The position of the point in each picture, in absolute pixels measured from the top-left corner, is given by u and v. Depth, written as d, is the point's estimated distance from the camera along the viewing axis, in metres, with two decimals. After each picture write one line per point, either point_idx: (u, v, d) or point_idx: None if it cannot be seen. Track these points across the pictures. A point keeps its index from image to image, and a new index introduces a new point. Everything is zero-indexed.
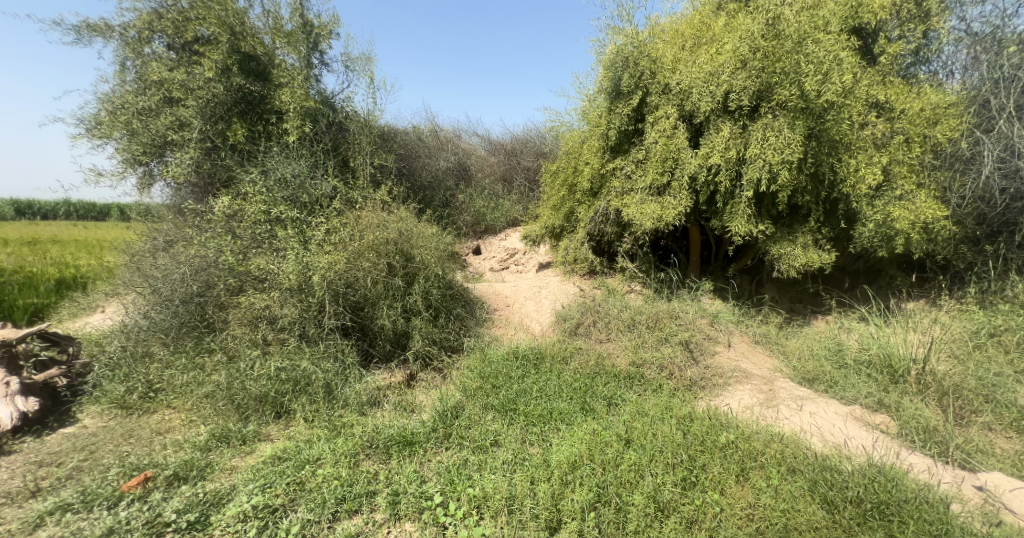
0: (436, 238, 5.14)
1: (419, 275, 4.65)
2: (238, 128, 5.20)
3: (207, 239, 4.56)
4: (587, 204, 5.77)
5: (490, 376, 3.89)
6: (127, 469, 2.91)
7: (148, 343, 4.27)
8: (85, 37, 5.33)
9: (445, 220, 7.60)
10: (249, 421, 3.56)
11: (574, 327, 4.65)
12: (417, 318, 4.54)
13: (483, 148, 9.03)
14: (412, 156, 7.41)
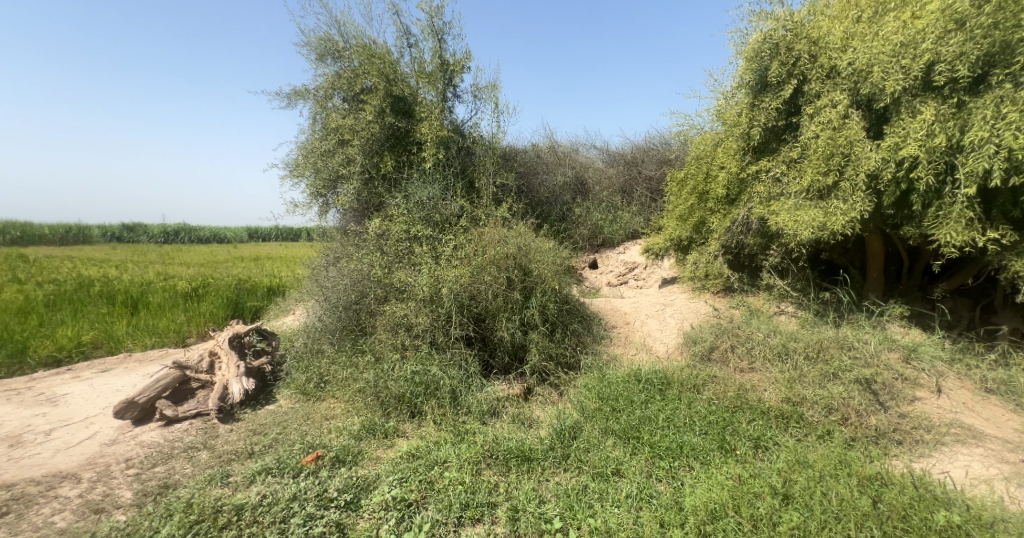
0: (553, 253, 5.23)
1: (535, 290, 4.73)
2: (389, 159, 5.86)
3: (363, 255, 5.19)
4: (722, 212, 5.36)
5: (610, 399, 3.74)
6: (306, 446, 3.45)
7: (321, 342, 5.03)
8: (290, 100, 6.56)
9: (563, 234, 7.67)
10: (390, 416, 3.92)
11: (709, 351, 4.32)
12: (534, 332, 4.59)
13: (601, 160, 8.98)
14: (531, 173, 7.60)
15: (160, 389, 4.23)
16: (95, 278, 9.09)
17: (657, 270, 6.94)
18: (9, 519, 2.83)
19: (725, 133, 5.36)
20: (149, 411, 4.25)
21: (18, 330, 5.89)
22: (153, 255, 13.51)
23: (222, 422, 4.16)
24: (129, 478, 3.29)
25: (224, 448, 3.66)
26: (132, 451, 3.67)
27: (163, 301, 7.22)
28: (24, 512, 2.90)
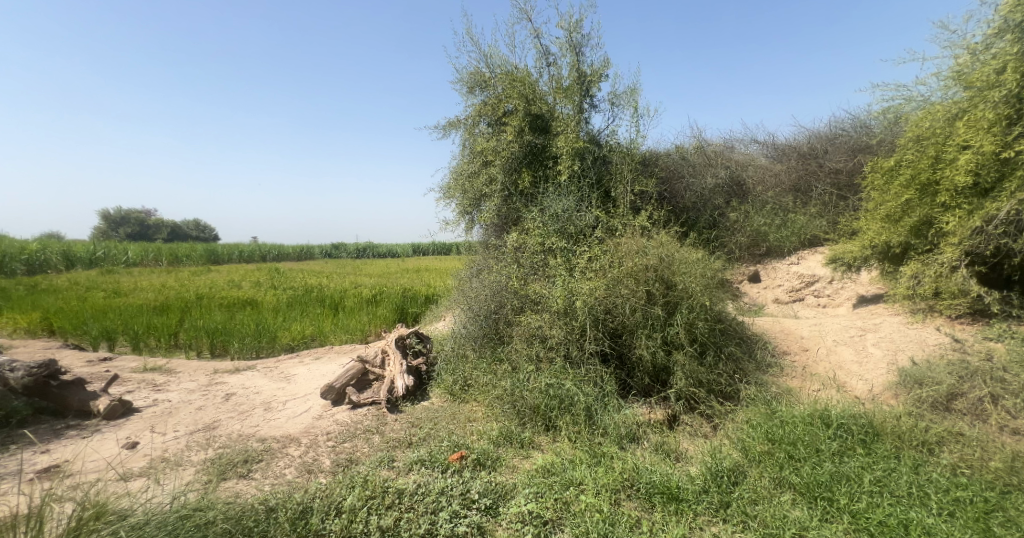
0: (703, 264, 4.79)
1: (680, 305, 4.36)
2: (526, 175, 6.04)
3: (501, 268, 5.40)
4: (967, 210, 4.26)
5: (785, 442, 3.20)
6: (453, 445, 3.66)
7: (463, 348, 5.30)
8: (444, 130, 7.22)
9: (714, 244, 6.96)
10: (526, 427, 3.96)
11: (949, 400, 3.50)
12: (679, 352, 4.22)
13: (764, 156, 8.02)
14: (674, 177, 7.01)
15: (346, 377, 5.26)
16: (313, 289, 11.96)
17: (848, 286, 6.02)
18: (262, 465, 3.82)
19: (970, 101, 4.33)
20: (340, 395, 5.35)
21: (271, 322, 8.27)
22: (354, 271, 16.87)
23: (389, 410, 4.93)
24: (328, 447, 4.15)
25: (391, 434, 4.28)
26: (331, 426, 4.62)
27: (354, 307, 9.50)
28: (269, 462, 3.88)
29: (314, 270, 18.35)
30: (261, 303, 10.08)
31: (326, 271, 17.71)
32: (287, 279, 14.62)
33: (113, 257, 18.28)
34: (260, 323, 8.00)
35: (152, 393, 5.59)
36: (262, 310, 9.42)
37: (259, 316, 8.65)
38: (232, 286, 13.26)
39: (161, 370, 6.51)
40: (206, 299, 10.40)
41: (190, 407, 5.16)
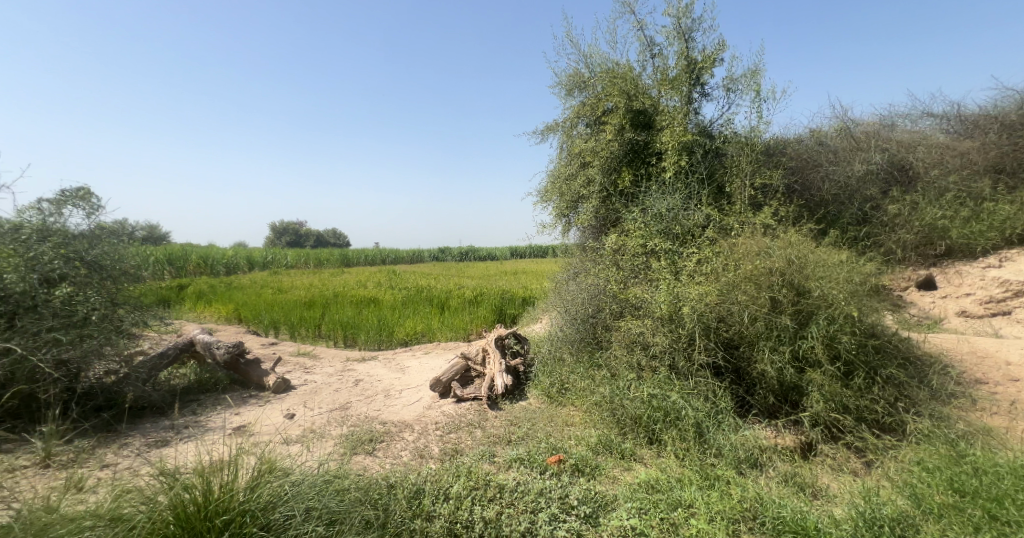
0: (848, 268, 4.14)
1: (816, 315, 3.80)
2: (626, 174, 5.79)
3: (599, 270, 5.26)
4: None
5: (984, 499, 2.51)
6: (550, 448, 3.62)
7: (560, 352, 5.26)
8: (542, 135, 7.21)
9: (864, 244, 6.02)
10: (626, 437, 3.77)
11: None
12: (815, 371, 3.69)
13: (940, 134, 6.71)
14: (808, 168, 6.26)
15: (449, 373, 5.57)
16: (424, 289, 12.79)
17: None
18: (384, 446, 4.26)
19: None
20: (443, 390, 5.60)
21: (391, 318, 9.09)
22: (458, 274, 17.91)
23: (490, 407, 5.02)
24: (436, 436, 4.42)
25: (492, 430, 4.39)
26: (440, 417, 4.89)
27: (460, 307, 9.97)
28: (389, 444, 4.32)
29: (424, 272, 19.55)
30: (382, 301, 11.08)
31: (435, 273, 18.83)
32: (402, 280, 15.84)
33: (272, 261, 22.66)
34: (382, 319, 8.87)
35: (303, 374, 6.75)
36: (382, 306, 10.41)
37: (380, 312, 9.53)
38: (360, 285, 14.81)
39: (310, 354, 7.75)
40: (339, 297, 11.76)
41: (330, 388, 6.16)
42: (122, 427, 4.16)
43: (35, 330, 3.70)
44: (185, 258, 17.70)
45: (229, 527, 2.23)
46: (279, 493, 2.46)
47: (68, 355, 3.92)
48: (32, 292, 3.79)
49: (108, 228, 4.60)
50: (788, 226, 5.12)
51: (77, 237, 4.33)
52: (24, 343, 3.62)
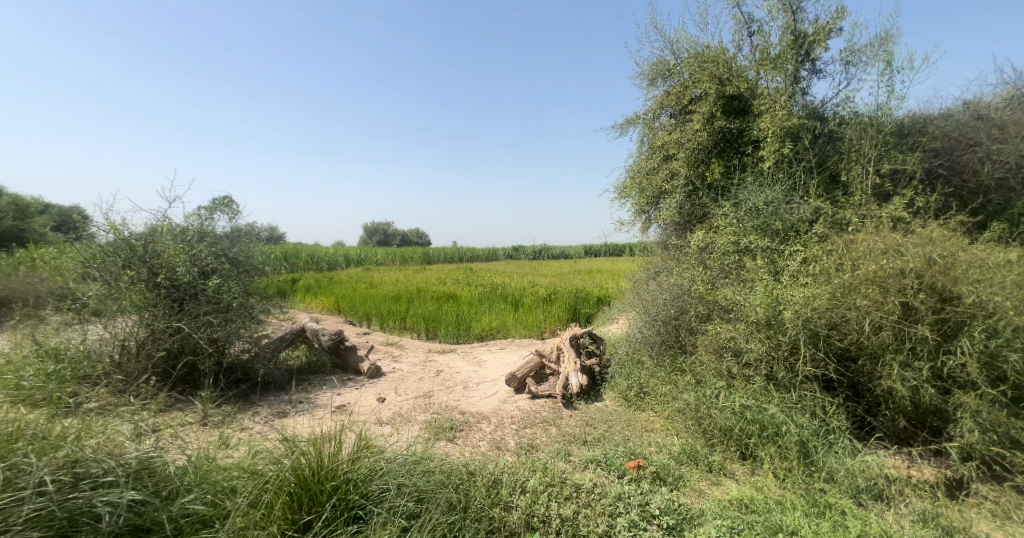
0: (1013, 266, 3.43)
1: (970, 328, 3.23)
2: (716, 165, 5.39)
3: (683, 270, 4.98)
4: None
5: None
6: (628, 452, 3.48)
7: (639, 354, 4.96)
8: (621, 129, 6.93)
9: None
10: (715, 449, 3.50)
11: None
12: (968, 395, 3.15)
13: None
14: (958, 148, 4.84)
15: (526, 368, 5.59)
16: (499, 286, 12.97)
17: None
18: (463, 434, 4.40)
19: None
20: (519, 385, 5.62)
21: (467, 314, 9.33)
22: (534, 272, 17.98)
23: (565, 405, 4.94)
24: (512, 430, 4.44)
25: (568, 428, 4.31)
26: (516, 411, 4.89)
27: (535, 304, 9.96)
28: (468, 432, 4.44)
29: (499, 269, 19.79)
30: (460, 297, 11.41)
31: (510, 270, 19.02)
32: (479, 277, 16.20)
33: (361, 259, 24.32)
34: (458, 314, 9.12)
35: (392, 362, 7.16)
36: (460, 302, 10.73)
37: (459, 308, 9.82)
38: (440, 282, 15.41)
39: (397, 344, 8.19)
40: (422, 292, 12.30)
41: (415, 376, 6.50)
42: (240, 420, 4.80)
43: (197, 313, 5.13)
44: (293, 257, 19.70)
45: (337, 492, 2.57)
46: (375, 467, 2.81)
47: (217, 334, 5.30)
48: (195, 282, 5.19)
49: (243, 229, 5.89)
50: (926, 221, 4.33)
51: (223, 236, 5.64)
52: (191, 322, 5.08)
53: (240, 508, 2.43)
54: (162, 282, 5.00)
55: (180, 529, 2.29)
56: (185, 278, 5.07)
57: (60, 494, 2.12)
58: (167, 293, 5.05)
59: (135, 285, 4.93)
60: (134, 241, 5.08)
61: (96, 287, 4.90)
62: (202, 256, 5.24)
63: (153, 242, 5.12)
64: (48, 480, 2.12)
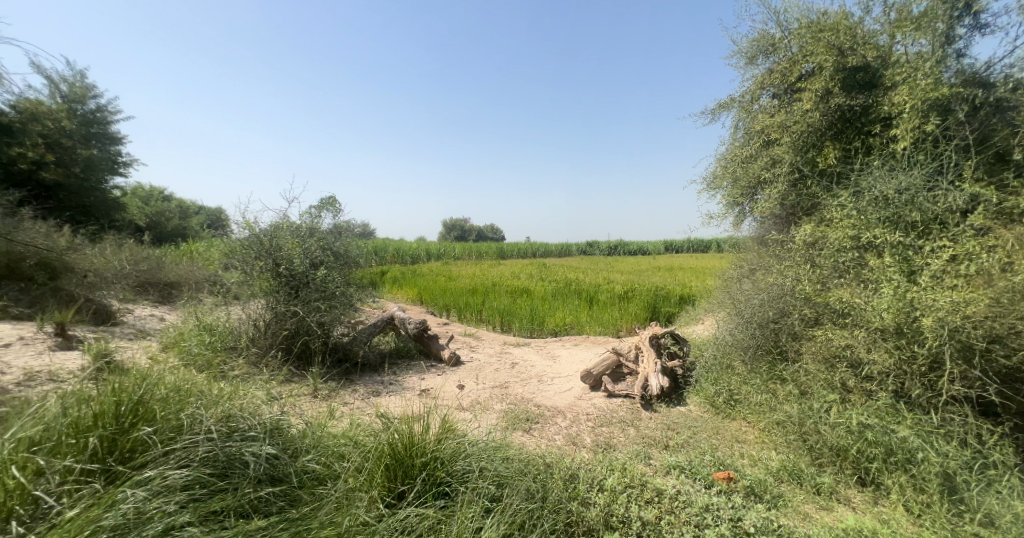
0: None
1: None
2: (831, 150, 4.69)
3: (785, 268, 4.52)
4: None
5: None
6: (717, 463, 3.28)
7: (731, 357, 4.66)
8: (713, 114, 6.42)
9: None
10: (824, 470, 3.11)
11: None
12: None
13: None
14: None
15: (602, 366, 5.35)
16: (573, 282, 12.78)
17: None
18: (539, 426, 4.34)
19: None
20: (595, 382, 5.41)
21: (541, 309, 9.30)
22: (611, 269, 17.60)
23: (643, 407, 4.65)
24: (588, 427, 4.30)
25: (648, 429, 4.09)
26: (591, 408, 4.74)
27: (609, 301, 9.66)
28: (543, 426, 4.38)
29: (573, 265, 19.50)
30: (534, 292, 11.42)
31: (584, 266, 18.66)
32: (552, 273, 16.10)
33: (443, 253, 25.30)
34: (532, 310, 9.13)
35: (470, 352, 7.35)
36: (535, 297, 10.74)
37: (532, 303, 9.83)
38: (514, 276, 15.54)
39: (474, 335, 8.37)
40: (496, 286, 12.48)
41: (491, 367, 6.60)
42: (343, 396, 5.20)
43: (310, 300, 5.87)
44: (381, 252, 20.99)
45: (424, 467, 3.14)
46: (455, 448, 3.36)
47: (325, 319, 5.97)
48: (307, 272, 5.92)
49: (344, 226, 6.42)
50: None
51: (330, 232, 6.28)
52: (304, 307, 5.81)
53: (347, 471, 3.14)
54: (281, 271, 5.82)
55: (301, 481, 3.07)
56: (299, 269, 5.86)
57: (222, 442, 2.97)
58: (285, 281, 5.84)
59: (263, 274, 5.77)
60: (262, 237, 5.88)
61: (236, 274, 5.76)
62: (312, 250, 5.99)
63: (276, 237, 5.86)
64: (214, 430, 3.01)
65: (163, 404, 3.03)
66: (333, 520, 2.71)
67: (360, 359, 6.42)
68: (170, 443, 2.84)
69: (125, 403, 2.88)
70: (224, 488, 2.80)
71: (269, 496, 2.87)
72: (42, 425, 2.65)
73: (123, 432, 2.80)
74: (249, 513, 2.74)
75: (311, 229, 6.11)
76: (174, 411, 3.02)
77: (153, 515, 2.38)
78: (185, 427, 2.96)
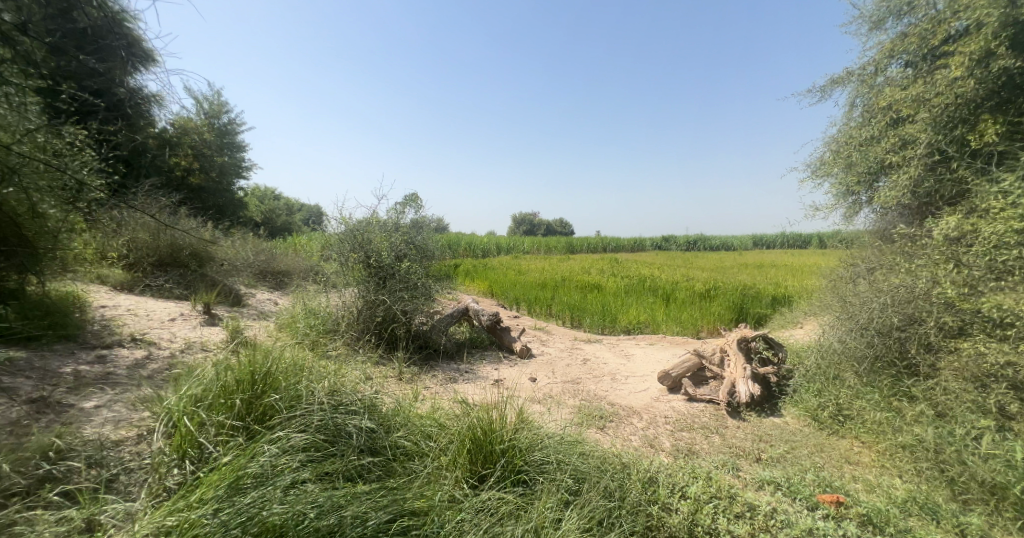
0: None
1: None
2: (989, 123, 3.65)
3: (916, 266, 4.09)
4: None
5: None
6: (822, 484, 3.28)
7: (841, 368, 4.46)
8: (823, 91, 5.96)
9: None
10: (965, 507, 2.96)
11: None
12: None
13: None
14: None
15: (686, 370, 5.43)
16: (648, 278, 12.44)
17: None
18: (613, 425, 4.61)
19: None
20: (679, 384, 5.52)
21: (614, 305, 9.29)
22: (689, 262, 16.95)
23: (728, 414, 4.70)
24: (666, 431, 4.57)
25: (733, 440, 4.23)
26: (669, 412, 5.02)
27: (688, 300, 9.35)
28: (617, 425, 4.63)
29: (648, 261, 18.89)
30: (606, 287, 11.33)
31: (659, 263, 18.03)
32: (625, 268, 15.77)
33: (514, 245, 25.69)
34: (604, 306, 9.13)
35: (540, 345, 7.54)
36: (607, 293, 10.65)
37: (604, 299, 9.81)
38: (585, 271, 15.42)
39: (544, 329, 8.53)
40: (567, 281, 12.52)
41: (563, 362, 6.74)
42: (424, 380, 5.58)
43: (394, 290, 6.40)
44: (455, 247, 21.90)
45: (503, 453, 3.38)
46: (531, 438, 3.58)
47: (409, 308, 6.46)
48: (393, 264, 6.49)
49: (414, 221, 6.85)
50: None
51: (410, 227, 6.86)
52: (390, 296, 6.33)
53: (432, 450, 3.46)
54: (371, 263, 6.42)
55: (395, 455, 3.42)
56: (386, 261, 6.42)
57: (329, 412, 3.42)
58: (374, 272, 6.44)
59: (355, 265, 6.41)
60: (354, 231, 6.53)
61: (334, 265, 6.56)
62: (398, 244, 6.55)
63: (365, 231, 6.52)
64: (324, 402, 3.46)
65: (285, 375, 3.53)
66: (426, 493, 2.99)
67: (438, 346, 6.78)
68: (291, 410, 3.30)
69: (259, 371, 3.42)
70: (333, 454, 3.20)
71: (368, 465, 3.24)
72: (197, 386, 3.20)
73: (257, 397, 3.31)
74: (355, 477, 3.10)
75: (396, 224, 6.78)
76: (293, 382, 3.52)
77: (280, 469, 2.77)
78: (302, 397, 3.43)
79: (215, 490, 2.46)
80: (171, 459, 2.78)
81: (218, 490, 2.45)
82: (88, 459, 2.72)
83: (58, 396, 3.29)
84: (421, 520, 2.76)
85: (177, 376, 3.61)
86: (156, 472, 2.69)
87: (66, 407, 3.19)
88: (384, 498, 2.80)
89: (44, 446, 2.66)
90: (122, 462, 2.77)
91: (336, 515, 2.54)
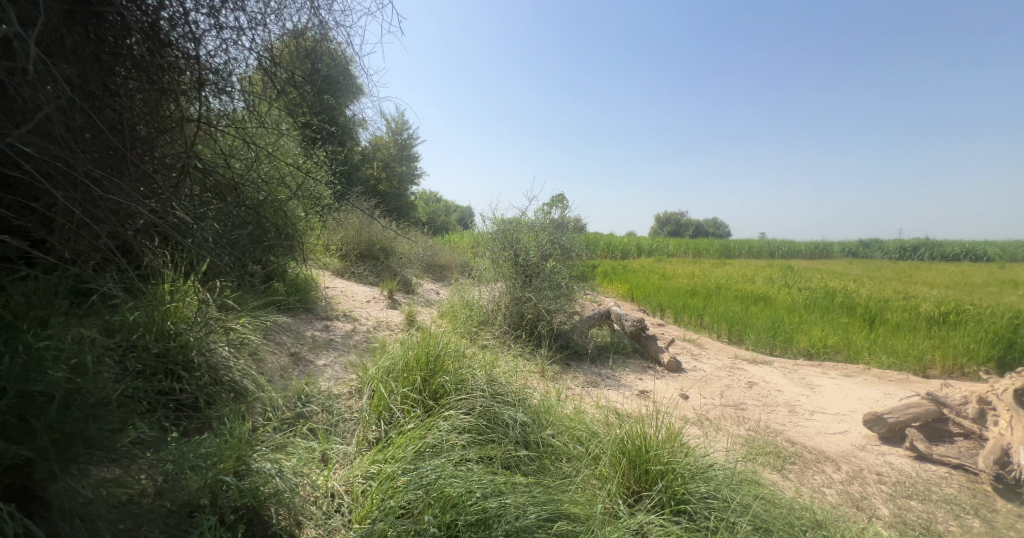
0: None
1: None
2: None
3: None
4: None
5: None
6: None
7: None
8: None
9: None
10: None
11: None
12: None
13: None
14: None
15: (912, 417, 4.20)
16: (838, 293, 10.22)
17: None
18: (796, 468, 3.68)
19: None
20: (899, 433, 4.29)
21: (790, 322, 7.86)
22: (896, 277, 13.72)
23: (1001, 494, 3.56)
24: (882, 492, 3.49)
25: (1009, 532, 3.12)
26: (884, 467, 3.87)
27: (902, 326, 7.38)
28: (803, 469, 3.69)
29: (835, 272, 15.66)
30: (775, 301, 9.63)
31: (853, 275, 14.81)
32: (803, 279, 13.26)
33: (661, 248, 24.03)
34: (778, 322, 7.73)
35: (692, 360, 6.60)
36: (778, 307, 9.07)
37: (775, 314, 8.32)
38: (748, 280, 13.42)
39: (696, 342, 7.51)
40: (723, 290, 11.02)
41: (722, 382, 5.76)
42: (567, 380, 5.20)
43: (538, 286, 6.23)
44: (596, 246, 21.35)
45: (663, 476, 2.84)
46: (700, 468, 2.98)
47: (554, 307, 6.22)
48: (539, 262, 6.40)
49: (553, 222, 6.74)
50: None
51: (556, 227, 6.76)
52: (537, 294, 6.18)
53: (591, 454, 3.07)
54: (518, 260, 6.41)
55: (548, 452, 3.10)
56: (534, 260, 6.36)
57: (488, 397, 3.36)
58: (521, 269, 6.38)
59: (505, 262, 6.44)
60: (504, 227, 6.63)
61: (485, 262, 6.68)
62: (544, 243, 6.49)
63: (515, 227, 6.58)
64: (484, 389, 3.40)
65: (452, 358, 3.58)
66: (583, 501, 2.57)
67: (579, 347, 6.34)
68: (458, 392, 3.32)
69: (430, 351, 3.53)
70: (491, 440, 3.04)
71: (524, 457, 2.97)
72: (388, 359, 3.51)
73: (430, 376, 3.40)
74: (512, 468, 2.87)
75: (543, 224, 6.67)
76: (459, 366, 3.55)
77: (452, 444, 2.77)
78: (466, 381, 3.43)
79: (404, 451, 2.59)
80: (371, 417, 3.08)
81: (406, 452, 2.57)
82: (321, 405, 3.16)
83: (303, 351, 3.97)
84: (580, 527, 2.33)
85: (376, 346, 4.02)
86: (362, 426, 3.02)
87: (307, 362, 3.82)
88: (542, 495, 2.47)
89: (298, 390, 3.18)
90: (342, 412, 3.16)
91: (501, 499, 2.30)
